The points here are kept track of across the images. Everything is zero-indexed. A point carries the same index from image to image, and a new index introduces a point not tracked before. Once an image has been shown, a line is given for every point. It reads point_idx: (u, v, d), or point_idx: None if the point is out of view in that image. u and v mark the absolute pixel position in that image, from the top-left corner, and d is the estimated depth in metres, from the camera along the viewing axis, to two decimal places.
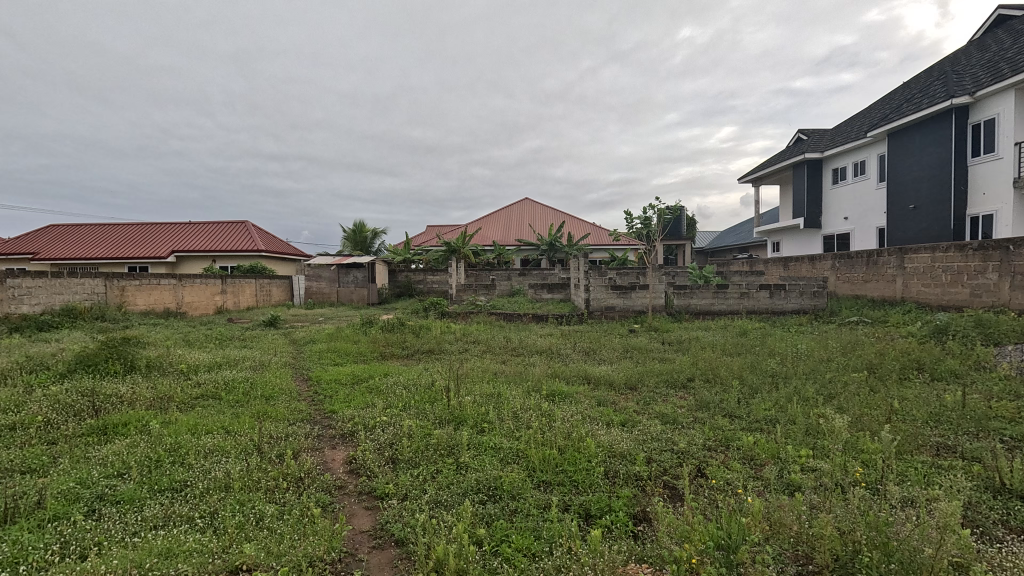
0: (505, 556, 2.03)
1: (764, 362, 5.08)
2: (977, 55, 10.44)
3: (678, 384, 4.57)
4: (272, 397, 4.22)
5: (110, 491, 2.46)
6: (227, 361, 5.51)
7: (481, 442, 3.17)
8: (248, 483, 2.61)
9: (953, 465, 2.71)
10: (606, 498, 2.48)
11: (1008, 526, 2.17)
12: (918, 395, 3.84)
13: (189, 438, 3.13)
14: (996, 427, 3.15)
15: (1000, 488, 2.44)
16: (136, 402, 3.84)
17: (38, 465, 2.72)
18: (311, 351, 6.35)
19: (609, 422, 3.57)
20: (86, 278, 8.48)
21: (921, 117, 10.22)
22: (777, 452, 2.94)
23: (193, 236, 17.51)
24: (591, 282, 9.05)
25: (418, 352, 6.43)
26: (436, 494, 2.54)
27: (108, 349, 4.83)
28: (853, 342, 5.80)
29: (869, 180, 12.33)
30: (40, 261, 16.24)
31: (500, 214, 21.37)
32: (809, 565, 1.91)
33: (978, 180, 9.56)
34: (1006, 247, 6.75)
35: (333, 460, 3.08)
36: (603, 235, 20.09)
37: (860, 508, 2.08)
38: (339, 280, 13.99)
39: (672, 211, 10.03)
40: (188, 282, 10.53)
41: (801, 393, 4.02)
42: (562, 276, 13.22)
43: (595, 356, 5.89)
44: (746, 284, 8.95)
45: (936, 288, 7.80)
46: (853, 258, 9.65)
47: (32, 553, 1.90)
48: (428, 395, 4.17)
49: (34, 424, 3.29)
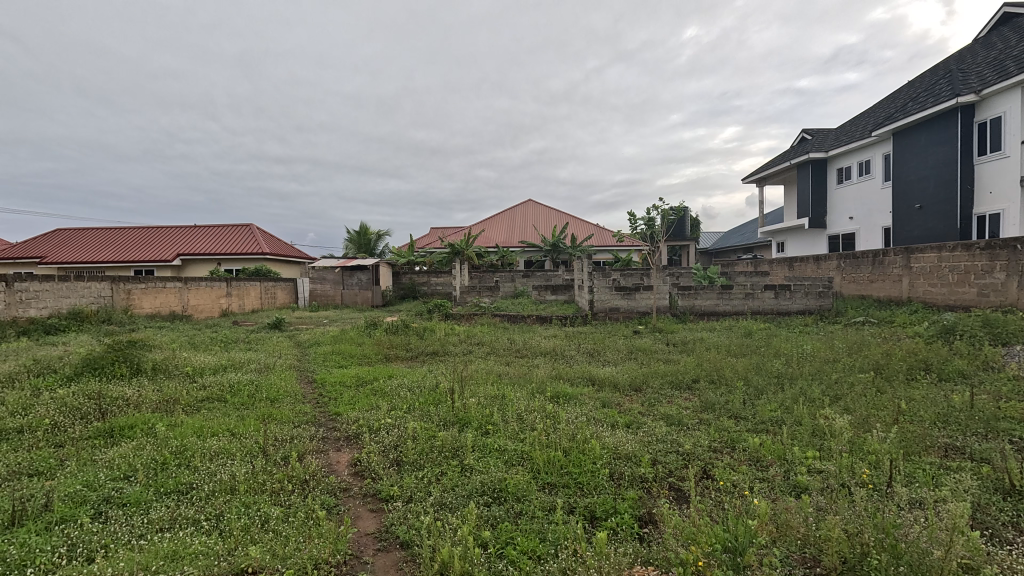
0: (510, 559, 2.02)
1: (769, 362, 5.05)
2: (983, 54, 10.35)
3: (682, 385, 4.56)
4: (277, 399, 4.25)
5: (117, 494, 2.48)
6: (232, 363, 5.54)
7: (486, 444, 3.17)
8: (253, 485, 2.63)
9: (963, 467, 2.67)
10: (610, 499, 2.47)
11: (1018, 529, 2.13)
12: (925, 396, 3.81)
13: (194, 441, 3.14)
14: (1006, 427, 3.11)
15: (1009, 489, 2.41)
16: (142, 405, 3.86)
17: (45, 468, 2.74)
18: (316, 353, 6.39)
19: (614, 424, 3.56)
20: (91, 282, 8.57)
21: (925, 116, 10.17)
22: (784, 454, 2.91)
23: (199, 239, 17.66)
24: (595, 283, 9.01)
25: (423, 353, 6.47)
26: (441, 497, 2.53)
27: (114, 353, 4.85)
28: (860, 343, 5.76)
29: (874, 180, 12.25)
30: (47, 265, 16.41)
31: (505, 216, 21.38)
32: (816, 567, 1.90)
33: (985, 180, 9.48)
34: (1013, 247, 6.70)
35: (338, 462, 3.09)
36: (606, 235, 20.02)
37: (868, 510, 2.07)
38: (343, 283, 14.03)
39: (676, 212, 9.99)
40: (193, 285, 10.58)
41: (807, 394, 4.01)
42: (565, 278, 13.23)
43: (599, 357, 5.89)
44: (752, 284, 8.91)
45: (944, 288, 7.74)
46: (859, 258, 9.55)
47: (40, 555, 1.91)
48: (432, 397, 4.16)
49: (40, 426, 3.31)
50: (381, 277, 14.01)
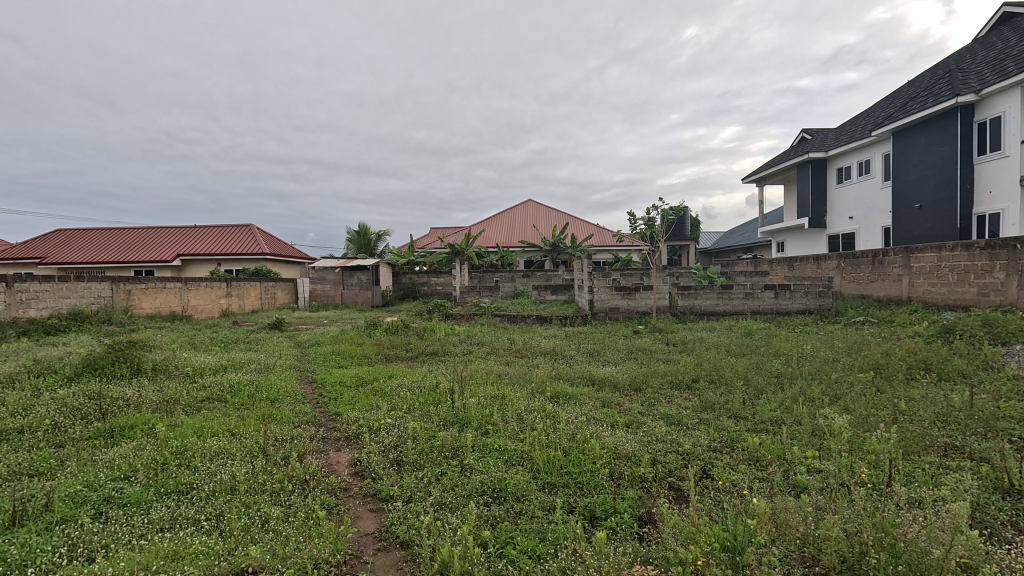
0: (510, 558, 2.03)
1: (769, 362, 5.05)
2: (983, 53, 10.35)
3: (682, 385, 4.57)
4: (277, 399, 4.26)
5: (117, 494, 2.48)
6: (232, 363, 5.54)
7: (486, 443, 3.18)
8: (254, 485, 2.63)
9: (962, 466, 2.68)
10: (610, 499, 2.47)
11: (1016, 528, 2.14)
12: (925, 395, 3.81)
13: (195, 441, 3.15)
14: (1005, 427, 3.11)
15: (1008, 489, 2.41)
16: (142, 405, 3.86)
17: (45, 468, 2.74)
18: (316, 354, 6.40)
19: (614, 424, 3.57)
20: (92, 282, 8.58)
21: (925, 116, 10.17)
22: (783, 453, 2.92)
23: (199, 240, 17.69)
24: (595, 283, 9.00)
25: (422, 353, 6.46)
26: (441, 496, 2.54)
27: (114, 353, 4.85)
28: (860, 342, 5.76)
29: (874, 179, 12.25)
30: (47, 266, 16.41)
31: (505, 216, 21.37)
32: (816, 567, 1.90)
33: (985, 179, 9.48)
34: (1013, 246, 6.70)
35: (338, 462, 3.10)
36: (606, 235, 20.03)
37: (867, 509, 2.08)
38: (343, 283, 14.04)
39: (676, 212, 9.98)
40: (193, 285, 10.58)
41: (806, 393, 4.02)
42: (565, 278, 13.23)
43: (599, 357, 5.90)
44: (752, 284, 8.91)
45: (944, 288, 7.74)
46: (859, 258, 9.54)
47: (40, 555, 1.92)
48: (432, 398, 4.16)
49: (41, 427, 3.32)
50: (381, 277, 14.02)
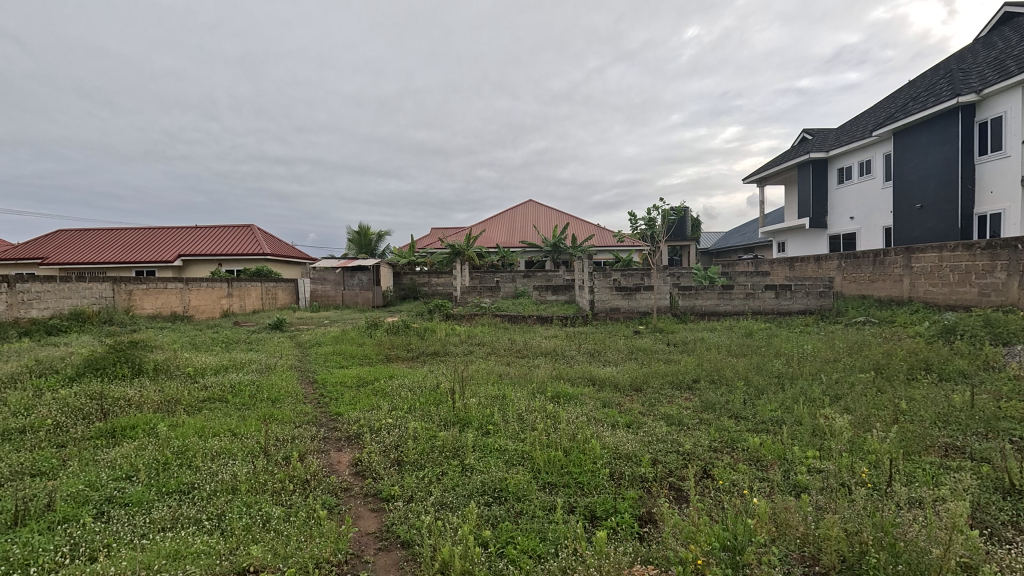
0: (510, 558, 2.03)
1: (769, 362, 5.06)
2: (983, 54, 10.33)
3: (683, 385, 4.57)
4: (279, 399, 4.27)
5: (119, 494, 2.49)
6: (233, 363, 5.55)
7: (486, 444, 3.18)
8: (255, 484, 2.64)
9: (962, 466, 2.68)
10: (611, 499, 2.48)
11: (1017, 528, 2.13)
12: (925, 396, 3.81)
13: (196, 441, 3.16)
14: (1006, 427, 3.11)
15: (1009, 489, 2.41)
16: (144, 405, 3.87)
17: (47, 468, 2.75)
18: (317, 354, 6.42)
19: (614, 424, 3.57)
20: (93, 283, 8.60)
21: (926, 116, 10.17)
22: (784, 454, 2.92)
23: (200, 240, 17.71)
24: (596, 283, 9.01)
25: (423, 353, 6.46)
26: (442, 496, 2.54)
27: (115, 354, 4.86)
28: (861, 342, 5.76)
29: (875, 180, 12.24)
30: (48, 266, 16.45)
31: (505, 216, 21.38)
32: (816, 566, 1.90)
33: (985, 179, 9.46)
34: (1015, 246, 6.69)
35: (339, 462, 3.10)
36: (606, 235, 20.04)
37: (867, 508, 2.08)
38: (344, 283, 14.06)
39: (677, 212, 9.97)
40: (194, 285, 10.59)
41: (807, 394, 4.02)
42: (566, 278, 13.23)
43: (600, 358, 5.90)
44: (752, 284, 8.91)
45: (944, 288, 7.73)
46: (860, 258, 9.52)
47: (42, 555, 1.92)
48: (432, 397, 4.18)
49: (42, 426, 3.33)
50: (381, 277, 14.02)
